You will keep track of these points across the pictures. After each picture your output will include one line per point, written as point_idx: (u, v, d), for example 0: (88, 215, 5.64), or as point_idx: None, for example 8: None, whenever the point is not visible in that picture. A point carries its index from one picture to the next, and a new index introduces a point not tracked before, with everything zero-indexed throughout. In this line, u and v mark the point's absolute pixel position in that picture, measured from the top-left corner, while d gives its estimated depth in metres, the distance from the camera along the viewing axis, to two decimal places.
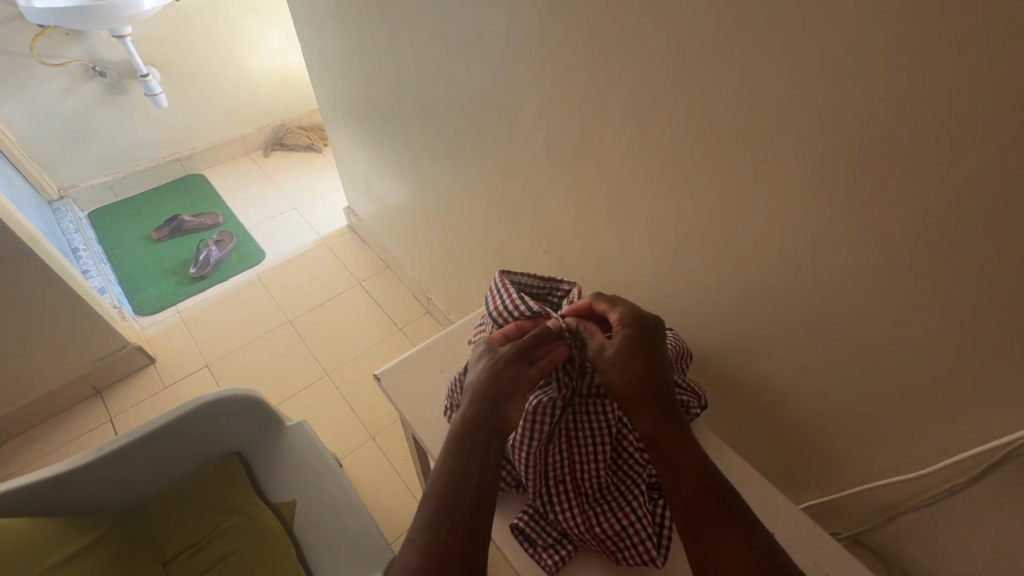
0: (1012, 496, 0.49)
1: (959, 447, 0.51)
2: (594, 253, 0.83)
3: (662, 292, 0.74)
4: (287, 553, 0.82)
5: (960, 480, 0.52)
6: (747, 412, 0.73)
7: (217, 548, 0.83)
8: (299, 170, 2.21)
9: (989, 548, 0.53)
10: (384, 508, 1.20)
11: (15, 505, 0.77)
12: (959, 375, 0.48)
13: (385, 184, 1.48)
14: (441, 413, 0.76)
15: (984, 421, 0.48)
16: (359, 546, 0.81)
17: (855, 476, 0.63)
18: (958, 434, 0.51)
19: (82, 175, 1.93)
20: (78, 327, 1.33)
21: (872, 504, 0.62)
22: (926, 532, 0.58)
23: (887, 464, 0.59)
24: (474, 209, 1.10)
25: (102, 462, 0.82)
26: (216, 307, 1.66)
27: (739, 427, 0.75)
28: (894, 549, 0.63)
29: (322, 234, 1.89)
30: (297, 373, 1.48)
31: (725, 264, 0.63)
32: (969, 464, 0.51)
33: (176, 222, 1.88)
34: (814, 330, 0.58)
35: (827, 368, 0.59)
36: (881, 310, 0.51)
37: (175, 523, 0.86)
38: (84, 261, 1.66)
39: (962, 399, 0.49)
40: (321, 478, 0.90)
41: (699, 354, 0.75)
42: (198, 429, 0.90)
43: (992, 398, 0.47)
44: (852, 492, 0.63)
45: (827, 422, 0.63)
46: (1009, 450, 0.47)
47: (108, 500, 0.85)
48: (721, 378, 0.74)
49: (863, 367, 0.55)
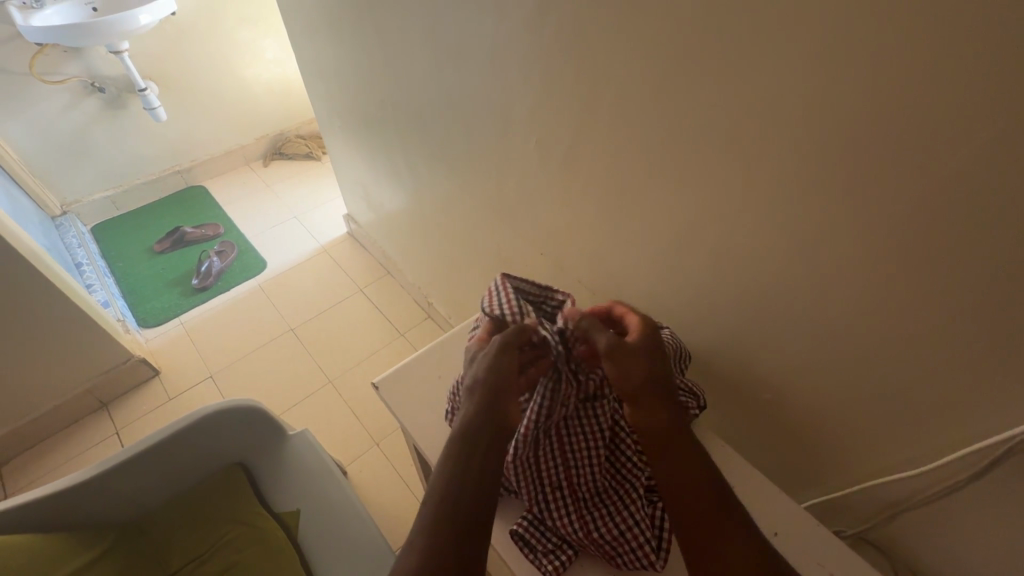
0: (1017, 492, 0.48)
1: (959, 444, 0.51)
2: (590, 255, 0.82)
3: (659, 293, 0.74)
4: (292, 563, 0.82)
5: (959, 473, 0.51)
6: (747, 411, 0.72)
7: (221, 559, 0.82)
8: (298, 178, 2.21)
9: (996, 544, 0.52)
10: (390, 514, 1.21)
11: (19, 522, 0.77)
12: (960, 371, 0.47)
13: (383, 190, 1.48)
14: (440, 420, 0.76)
15: (985, 417, 0.48)
16: (365, 555, 0.81)
17: (857, 474, 0.62)
18: (958, 430, 0.50)
19: (84, 191, 1.95)
20: (82, 340, 1.34)
21: (876, 502, 0.61)
22: (931, 530, 0.57)
23: (890, 462, 0.58)
24: (473, 216, 1.10)
25: (105, 476, 0.82)
26: (219, 318, 1.67)
27: (741, 428, 0.75)
28: (901, 548, 0.62)
29: (323, 242, 1.90)
30: (300, 381, 1.49)
31: (721, 264, 0.63)
32: (968, 459, 0.50)
33: (178, 233, 1.90)
34: (811, 329, 0.57)
35: (824, 366, 0.58)
36: (876, 308, 0.50)
37: (181, 534, 0.85)
38: (88, 276, 1.68)
39: (961, 394, 0.48)
40: (325, 487, 0.90)
41: (698, 354, 0.74)
42: (200, 441, 0.89)
43: (992, 394, 0.46)
44: (856, 490, 0.62)
45: (828, 421, 0.62)
46: (1008, 445, 0.46)
47: (111, 516, 0.84)
48: (720, 378, 0.73)
49: (860, 365, 0.55)
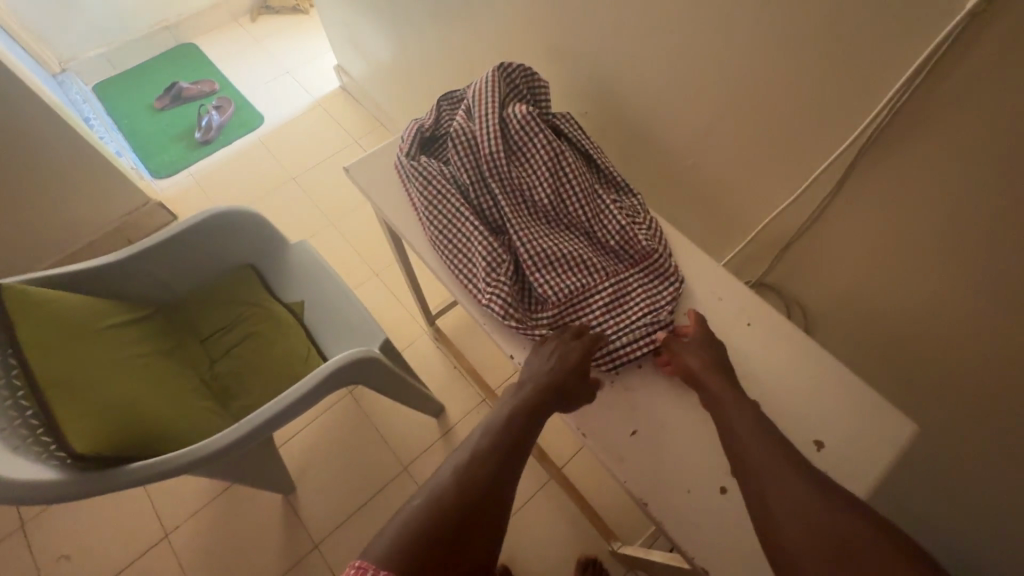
0: (880, 156, 0.64)
1: (845, 132, 0.65)
2: (562, 41, 0.90)
3: (625, 59, 0.83)
4: (300, 337, 1.00)
5: (900, 103, 0.58)
6: (688, 173, 0.88)
7: (241, 331, 1.00)
8: (287, 33, 2.13)
9: (851, 234, 0.72)
10: (392, 329, 1.43)
11: (68, 281, 0.90)
12: (852, 61, 0.60)
13: (370, 34, 1.47)
14: (402, 191, 0.79)
15: (863, 98, 0.61)
16: (360, 330, 1.00)
17: (764, 215, 0.82)
18: (851, 116, 0.64)
19: (78, 47, 1.97)
20: (106, 179, 1.48)
21: (780, 237, 0.82)
22: (812, 251, 0.79)
23: (794, 179, 0.75)
24: (462, 32, 1.11)
25: (133, 258, 0.94)
26: (225, 167, 1.76)
27: (682, 185, 0.91)
28: (795, 276, 0.84)
29: (317, 96, 1.91)
30: (306, 224, 1.63)
31: (663, 13, 0.73)
32: (910, 79, 0.56)
33: (175, 90, 1.91)
34: (738, 57, 0.69)
35: (745, 93, 0.71)
36: (789, 16, 0.61)
37: (206, 312, 1.02)
38: (96, 128, 1.77)
39: (847, 82, 0.62)
40: (322, 282, 1.04)
41: (649, 117, 0.87)
42: (212, 238, 1.01)
43: (874, 72, 0.59)
44: (762, 233, 0.83)
45: (749, 156, 0.77)
46: (949, 44, 0.52)
47: (146, 295, 0.99)
48: (670, 137, 0.86)
49: (776, 83, 0.68)
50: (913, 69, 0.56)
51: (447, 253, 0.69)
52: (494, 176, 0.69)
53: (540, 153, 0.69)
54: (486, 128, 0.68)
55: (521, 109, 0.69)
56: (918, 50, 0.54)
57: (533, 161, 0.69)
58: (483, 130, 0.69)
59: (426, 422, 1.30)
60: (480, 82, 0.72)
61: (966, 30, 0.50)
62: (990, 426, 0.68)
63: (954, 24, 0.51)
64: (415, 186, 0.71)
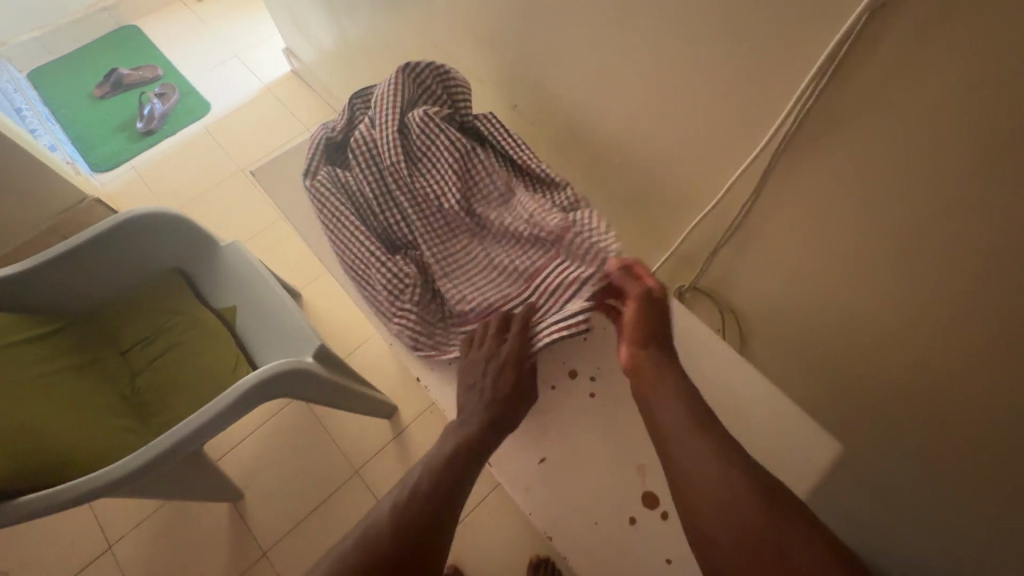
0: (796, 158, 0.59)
1: (760, 133, 0.61)
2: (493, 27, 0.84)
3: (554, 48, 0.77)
4: (229, 346, 0.95)
5: (807, 106, 0.55)
6: (624, 170, 0.83)
7: (166, 339, 0.95)
8: (236, 12, 2.01)
9: (779, 238, 0.69)
10: (343, 328, 1.39)
11: None
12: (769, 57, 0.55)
13: (310, 15, 1.38)
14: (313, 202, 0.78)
15: (778, 99, 0.57)
16: (294, 337, 0.93)
17: (693, 217, 0.78)
18: (767, 117, 0.59)
19: (9, 31, 1.87)
20: (36, 175, 1.39)
21: (713, 239, 0.78)
22: (745, 254, 0.75)
23: (718, 181, 0.70)
24: (395, 15, 1.04)
25: (38, 268, 0.88)
26: (169, 160, 1.68)
27: (619, 181, 0.86)
28: (727, 279, 0.81)
29: (266, 81, 1.81)
30: (253, 218, 1.56)
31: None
32: (814, 80, 0.52)
33: (114, 77, 1.81)
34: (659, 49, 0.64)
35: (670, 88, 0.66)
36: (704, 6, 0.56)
37: (128, 322, 0.96)
38: (29, 119, 1.62)
39: (763, 80, 0.57)
40: (252, 287, 0.96)
41: (582, 110, 0.81)
42: (130, 242, 0.94)
43: (789, 70, 0.54)
44: (695, 234, 0.79)
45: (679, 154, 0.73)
46: (849, 43, 0.48)
47: (61, 307, 0.93)
48: (603, 132, 0.81)
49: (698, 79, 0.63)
50: (816, 68, 0.51)
51: (363, 278, 0.70)
52: (402, 187, 0.69)
53: (446, 156, 0.68)
54: (389, 140, 0.69)
55: (421, 115, 0.69)
56: (824, 47, 0.50)
57: (440, 165, 0.68)
58: (385, 137, 0.69)
59: (377, 424, 1.26)
60: (383, 87, 0.71)
61: (869, 24, 0.46)
62: (922, 431, 0.66)
63: (853, 18, 0.46)
64: (318, 209, 0.71)
